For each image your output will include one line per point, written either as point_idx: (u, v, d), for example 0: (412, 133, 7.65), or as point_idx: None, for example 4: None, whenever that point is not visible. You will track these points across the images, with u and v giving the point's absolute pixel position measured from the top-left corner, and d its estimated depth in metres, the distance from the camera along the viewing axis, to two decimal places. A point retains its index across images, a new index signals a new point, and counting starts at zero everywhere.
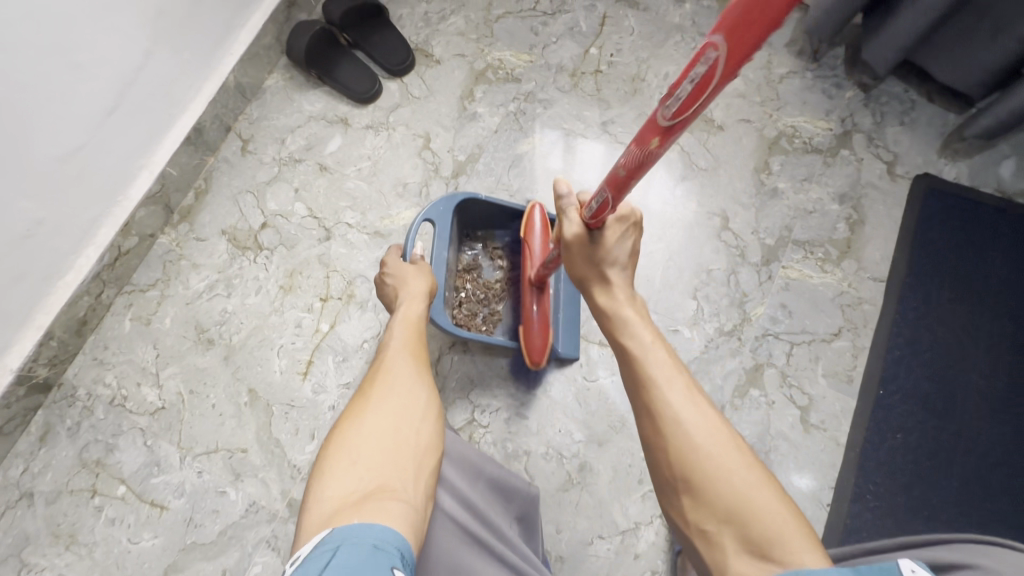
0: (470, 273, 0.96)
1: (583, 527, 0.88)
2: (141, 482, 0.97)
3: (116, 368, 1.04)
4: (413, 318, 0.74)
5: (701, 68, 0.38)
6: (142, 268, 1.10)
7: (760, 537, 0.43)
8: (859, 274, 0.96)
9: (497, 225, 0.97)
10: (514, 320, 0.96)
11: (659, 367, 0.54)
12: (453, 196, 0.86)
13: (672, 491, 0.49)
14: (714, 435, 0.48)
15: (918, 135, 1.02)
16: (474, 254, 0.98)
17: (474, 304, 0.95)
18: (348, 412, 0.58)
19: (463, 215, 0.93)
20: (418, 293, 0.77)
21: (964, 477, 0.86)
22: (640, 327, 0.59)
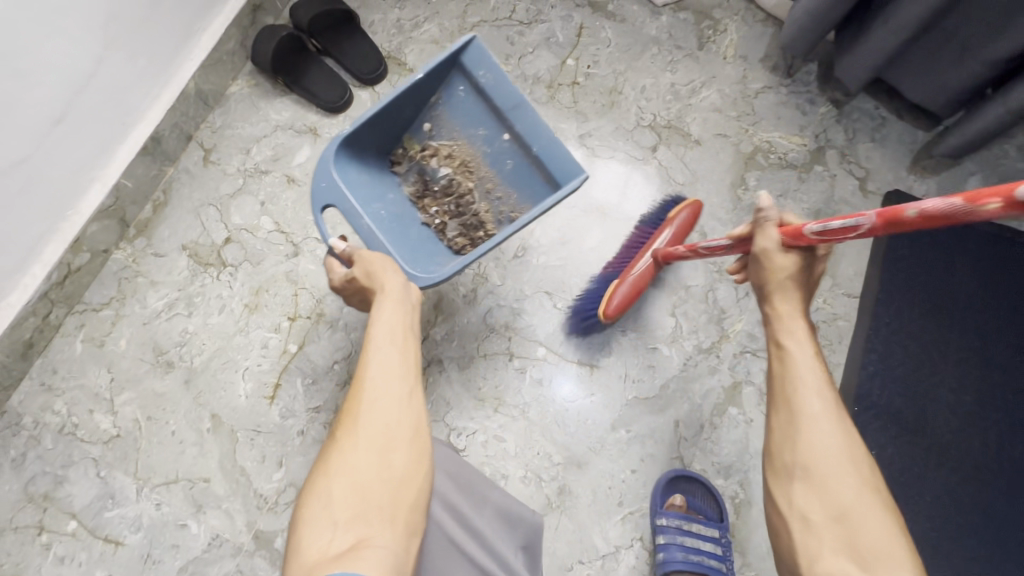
0: (424, 191, 0.94)
1: (563, 552, 0.86)
2: (94, 516, 0.91)
3: (66, 395, 0.97)
4: (405, 315, 0.65)
5: (1021, 208, 0.38)
6: (94, 285, 1.03)
7: (867, 546, 0.47)
8: (834, 290, 0.96)
9: (398, 123, 0.91)
10: (501, 197, 0.93)
11: (812, 377, 0.55)
12: (325, 167, 0.79)
13: (787, 474, 0.53)
14: (848, 451, 0.52)
15: (888, 152, 1.04)
16: (410, 170, 0.94)
17: (456, 219, 0.92)
18: (330, 447, 0.53)
19: (356, 162, 0.87)
20: (403, 293, 0.67)
21: (936, 491, 0.88)
22: (803, 337, 0.58)
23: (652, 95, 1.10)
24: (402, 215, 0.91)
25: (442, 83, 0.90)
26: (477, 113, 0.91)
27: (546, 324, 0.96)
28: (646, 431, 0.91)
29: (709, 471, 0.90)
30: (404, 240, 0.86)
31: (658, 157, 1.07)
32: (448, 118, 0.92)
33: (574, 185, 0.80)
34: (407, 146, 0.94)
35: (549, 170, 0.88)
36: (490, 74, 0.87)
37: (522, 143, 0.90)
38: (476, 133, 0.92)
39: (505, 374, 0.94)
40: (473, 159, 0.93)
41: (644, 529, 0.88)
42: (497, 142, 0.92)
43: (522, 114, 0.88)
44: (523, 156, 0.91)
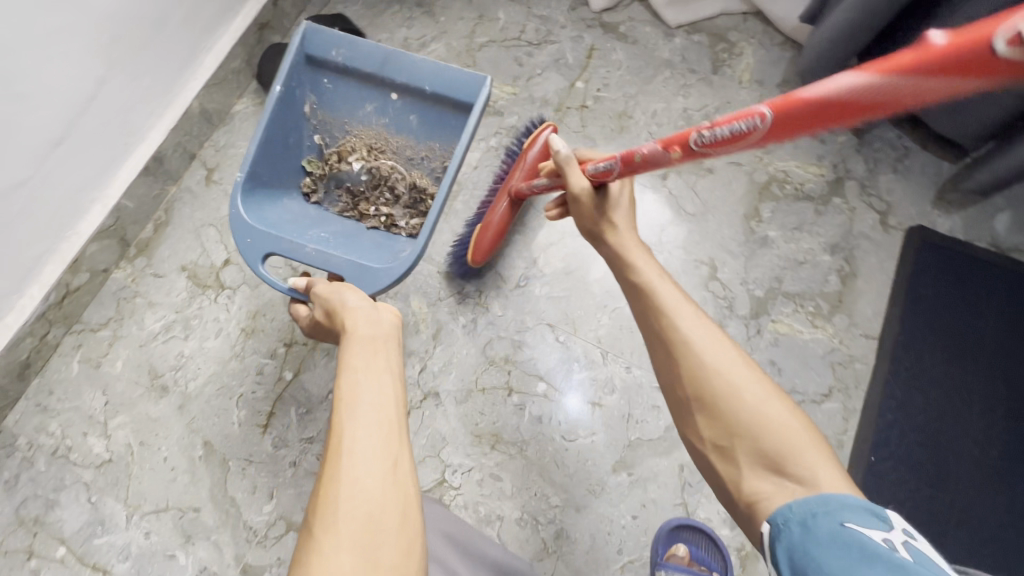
0: (353, 199, 0.90)
1: None
2: (83, 543, 0.90)
3: (61, 417, 0.96)
4: (382, 372, 0.59)
5: (743, 124, 0.45)
6: (93, 305, 1.03)
7: (774, 449, 0.49)
8: (851, 330, 0.92)
9: (292, 144, 0.87)
10: (427, 155, 0.90)
11: (671, 297, 0.60)
12: (240, 222, 0.76)
13: (686, 409, 0.55)
14: (726, 355, 0.55)
15: (912, 184, 0.99)
16: (329, 190, 0.90)
17: (402, 205, 0.90)
18: (307, 545, 0.46)
19: (270, 202, 0.84)
20: (375, 337, 0.63)
21: (958, 551, 0.82)
22: (647, 266, 0.65)
23: (663, 120, 1.07)
24: (347, 230, 0.88)
25: (302, 90, 0.86)
26: (345, 94, 0.88)
27: (547, 358, 0.93)
28: (649, 475, 0.87)
29: (714, 519, 0.86)
30: (358, 249, 0.84)
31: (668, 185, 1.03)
32: (330, 115, 0.89)
33: (482, 100, 0.79)
34: (311, 169, 0.90)
35: (454, 101, 0.84)
36: (339, 48, 0.84)
37: (414, 92, 0.86)
38: (365, 112, 0.89)
39: (503, 409, 0.91)
40: (382, 138, 0.90)
41: None
42: (389, 107, 0.89)
43: (395, 65, 0.84)
44: (421, 104, 0.87)
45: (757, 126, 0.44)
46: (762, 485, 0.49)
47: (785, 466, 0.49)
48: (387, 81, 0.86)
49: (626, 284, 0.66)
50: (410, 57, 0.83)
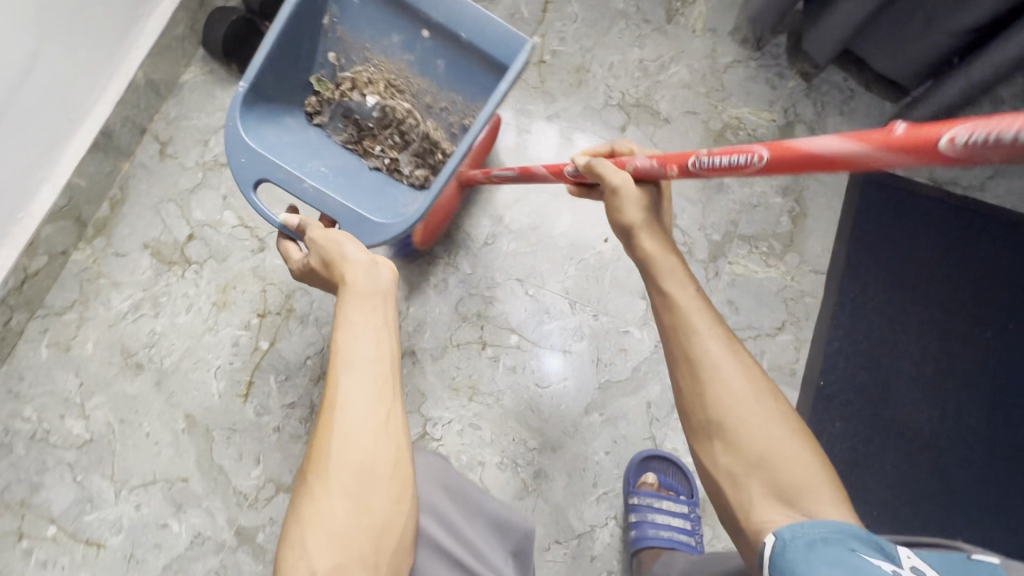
0: (359, 131, 0.89)
1: (540, 533, 0.88)
2: (73, 520, 0.92)
3: (35, 401, 0.96)
4: (380, 327, 0.60)
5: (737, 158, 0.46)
6: (55, 288, 1.01)
7: (790, 485, 0.47)
8: (802, 267, 0.97)
9: (305, 56, 0.84)
10: (446, 105, 0.87)
11: (699, 314, 0.55)
12: (236, 139, 0.74)
13: (702, 430, 0.52)
14: (749, 384, 0.52)
15: (857, 125, 1.04)
16: (334, 114, 0.89)
17: (405, 151, 0.89)
18: (303, 483, 0.51)
19: (270, 121, 0.82)
20: (373, 291, 0.63)
21: (897, 459, 0.91)
22: (681, 275, 0.57)
23: (620, 72, 1.08)
24: (347, 166, 0.87)
25: (328, 2, 0.82)
26: (376, 20, 0.83)
27: (518, 312, 0.96)
28: (619, 413, 0.93)
29: (679, 449, 0.92)
30: (354, 189, 0.83)
31: (627, 137, 1.05)
32: (352, 36, 0.85)
33: (519, 61, 0.72)
34: (320, 88, 0.87)
35: (487, 56, 0.79)
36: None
37: (446, 38, 0.81)
38: (391, 43, 0.85)
39: (478, 362, 0.94)
40: (403, 75, 0.87)
41: (617, 508, 0.90)
42: (418, 44, 0.83)
43: (432, 1, 0.78)
44: (451, 49, 0.82)
45: (754, 162, 0.45)
46: (771, 516, 0.47)
47: (794, 497, 0.47)
48: (420, 13, 0.80)
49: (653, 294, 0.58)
50: None
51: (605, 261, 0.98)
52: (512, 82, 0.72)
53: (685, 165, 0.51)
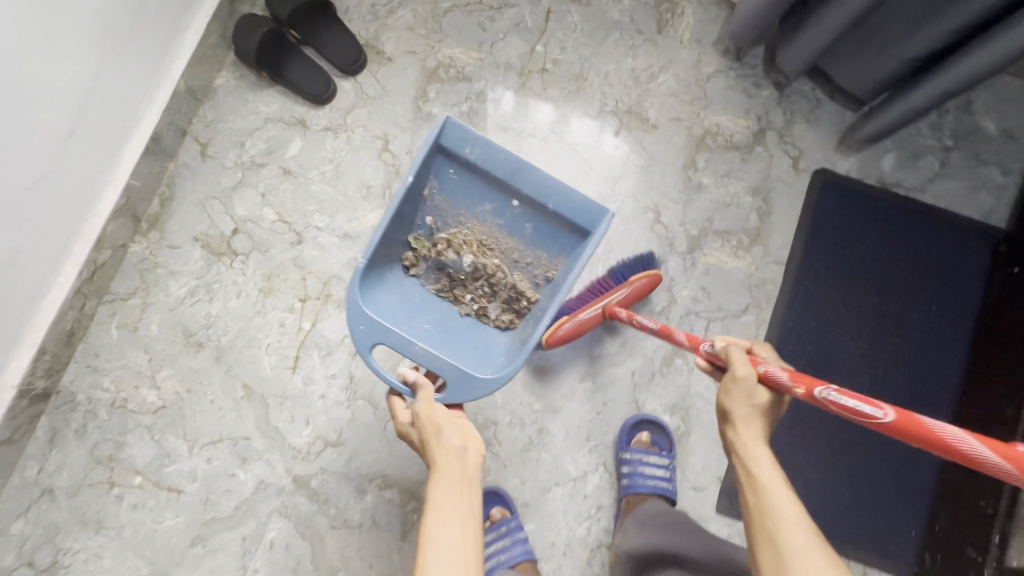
0: (451, 283, 1.04)
1: (543, 478, 1.08)
2: (156, 471, 1.10)
3: (111, 374, 1.13)
4: (467, 510, 0.74)
5: (860, 406, 0.55)
6: (119, 277, 1.15)
7: None
8: (765, 258, 1.15)
9: (408, 221, 1.00)
10: (531, 260, 1.04)
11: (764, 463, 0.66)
12: (355, 312, 0.85)
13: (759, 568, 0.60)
14: (803, 530, 0.59)
15: (820, 131, 1.18)
16: (428, 267, 1.04)
17: (495, 300, 1.04)
18: None
19: (378, 285, 0.96)
20: (463, 477, 0.77)
21: (834, 417, 1.12)
22: (752, 428, 0.68)
23: (614, 81, 1.20)
24: (442, 318, 1.02)
25: (431, 173, 0.99)
26: (472, 190, 1.01)
27: None
28: (608, 381, 1.11)
29: (658, 409, 1.10)
30: (452, 342, 0.97)
31: (620, 141, 1.18)
32: (448, 203, 1.03)
33: (602, 232, 0.91)
34: (417, 246, 1.03)
35: (570, 222, 0.98)
36: (475, 147, 0.95)
37: (533, 207, 1.00)
38: (483, 210, 1.03)
39: None
40: (492, 236, 1.04)
41: (606, 457, 1.09)
42: (507, 211, 1.02)
43: (525, 181, 0.96)
44: (538, 216, 1.01)
45: (879, 417, 0.53)
46: None
47: None
48: (512, 188, 0.99)
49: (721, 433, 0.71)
50: (541, 176, 0.95)
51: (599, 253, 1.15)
52: (592, 250, 0.90)
53: (812, 391, 0.60)
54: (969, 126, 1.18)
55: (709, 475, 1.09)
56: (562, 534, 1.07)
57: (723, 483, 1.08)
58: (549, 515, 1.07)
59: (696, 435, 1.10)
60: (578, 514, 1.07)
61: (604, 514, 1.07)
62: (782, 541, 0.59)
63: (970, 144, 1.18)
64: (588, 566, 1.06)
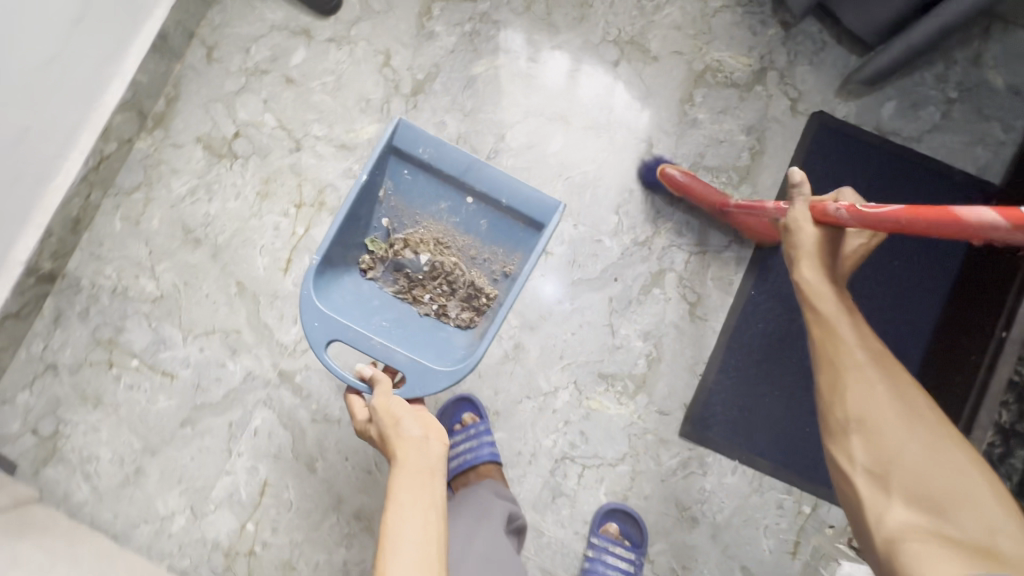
0: (409, 283, 1.04)
1: (515, 389, 1.13)
2: (152, 356, 1.17)
3: (114, 263, 1.19)
4: (428, 496, 0.77)
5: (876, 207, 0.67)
6: (124, 171, 1.20)
7: (942, 496, 0.63)
8: (753, 197, 1.15)
9: (363, 222, 1.01)
10: (488, 257, 1.04)
11: (845, 349, 0.75)
12: (310, 307, 0.89)
13: (842, 427, 0.72)
14: (908, 414, 0.70)
15: (823, 74, 1.17)
16: (385, 270, 1.04)
17: (455, 299, 1.04)
18: None
19: (332, 287, 0.97)
20: (424, 467, 0.80)
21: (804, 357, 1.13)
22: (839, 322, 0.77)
23: (619, 10, 1.19)
24: (401, 317, 1.02)
25: (385, 174, 1.01)
26: (427, 190, 1.03)
27: None
28: (586, 305, 1.14)
29: (631, 335, 1.14)
30: (410, 341, 0.98)
31: (619, 71, 1.18)
32: (403, 204, 1.03)
33: (554, 222, 0.94)
34: (372, 248, 1.03)
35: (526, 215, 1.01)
36: (427, 147, 0.99)
37: (487, 202, 1.02)
38: (438, 209, 1.04)
39: None
40: (448, 234, 1.04)
41: (577, 375, 1.13)
42: (463, 208, 1.03)
43: (477, 176, 1.00)
44: (493, 212, 1.03)
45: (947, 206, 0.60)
46: (899, 513, 0.64)
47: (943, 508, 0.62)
48: (466, 186, 1.01)
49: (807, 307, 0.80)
50: (491, 171, 0.99)
51: (588, 180, 1.17)
52: (546, 237, 0.92)
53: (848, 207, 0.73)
54: (975, 79, 1.16)
55: (675, 400, 1.12)
56: (529, 444, 1.12)
57: (687, 409, 1.12)
58: (518, 425, 1.12)
59: (666, 361, 1.13)
60: (546, 426, 1.12)
61: (571, 429, 1.12)
62: (861, 417, 0.71)
63: (974, 97, 1.16)
64: (551, 475, 1.12)
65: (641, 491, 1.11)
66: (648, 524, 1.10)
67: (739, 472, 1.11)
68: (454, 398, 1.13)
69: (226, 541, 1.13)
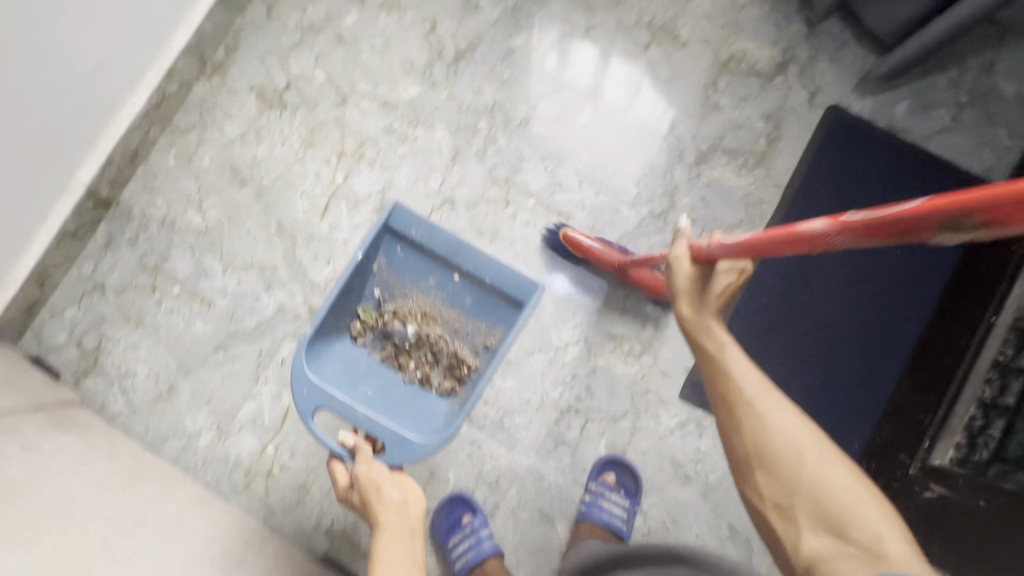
0: (396, 350, 1.11)
1: (529, 342, 1.20)
2: (192, 284, 1.25)
3: (164, 195, 1.28)
4: (413, 562, 0.84)
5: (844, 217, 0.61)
6: (181, 112, 1.29)
7: (841, 515, 0.63)
8: (766, 180, 1.22)
9: (356, 292, 1.07)
10: (471, 330, 1.11)
11: (737, 365, 0.75)
12: (300, 375, 0.92)
13: (749, 466, 0.70)
14: (788, 420, 0.70)
15: (842, 70, 1.24)
16: (374, 337, 1.11)
17: (438, 367, 1.10)
18: None
19: (324, 354, 1.03)
20: (406, 529, 0.87)
21: (804, 333, 1.20)
22: (731, 346, 0.77)
23: None
24: (387, 384, 1.09)
25: (379, 249, 1.08)
26: (417, 265, 1.10)
27: (537, 181, 1.24)
28: (601, 268, 1.21)
29: (642, 300, 1.20)
30: (393, 411, 1.05)
31: (649, 54, 1.26)
32: (395, 278, 1.11)
33: (535, 301, 0.99)
34: (365, 316, 1.10)
35: (510, 294, 1.06)
36: (419, 229, 1.06)
37: (473, 278, 1.08)
38: (427, 283, 1.11)
39: (501, 215, 1.23)
40: (435, 306, 1.12)
41: (587, 334, 1.20)
42: (450, 284, 1.11)
43: (463, 256, 1.06)
44: (477, 288, 1.09)
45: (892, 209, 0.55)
46: (818, 544, 0.63)
47: (843, 528, 0.62)
48: (453, 264, 1.08)
49: (694, 341, 0.80)
50: (477, 251, 1.05)
51: (612, 153, 1.24)
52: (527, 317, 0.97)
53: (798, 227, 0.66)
54: (987, 86, 1.23)
55: (678, 365, 1.19)
56: (537, 394, 1.19)
57: (689, 373, 1.19)
58: (528, 375, 1.19)
59: (672, 327, 1.20)
60: (554, 378, 1.19)
61: (578, 384, 1.19)
62: (765, 448, 0.69)
63: (984, 103, 1.22)
64: (556, 425, 1.18)
65: (639, 447, 1.17)
66: (644, 478, 1.16)
67: None
68: (448, 496, 1.16)
69: (247, 461, 1.21)
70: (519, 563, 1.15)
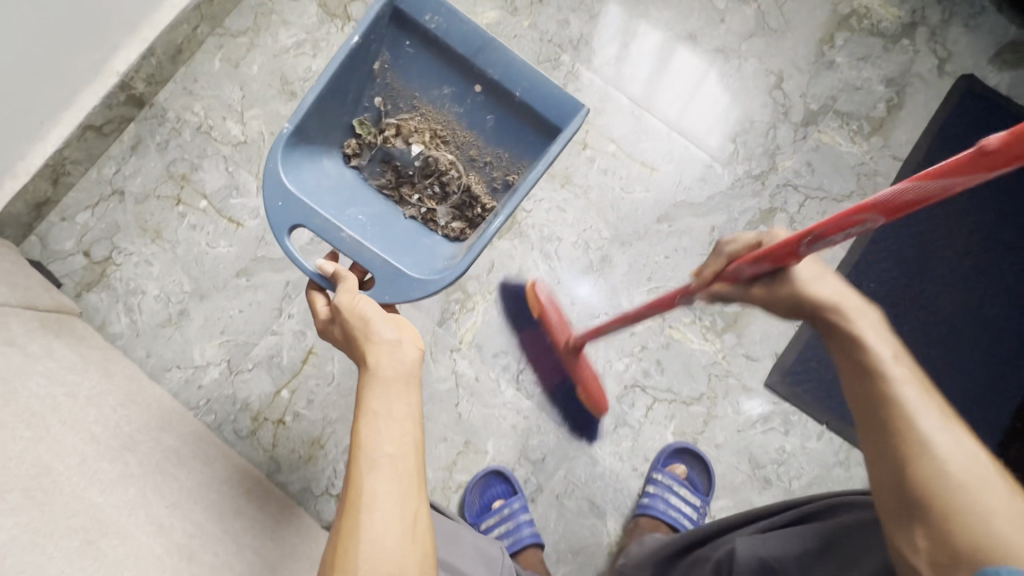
0: (397, 178, 0.92)
1: (596, 304, 1.04)
2: (222, 200, 1.12)
3: (204, 101, 1.15)
4: (410, 411, 0.55)
5: (854, 226, 0.52)
6: (234, 14, 1.17)
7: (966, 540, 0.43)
8: (882, 151, 1.07)
9: (350, 99, 0.87)
10: (490, 160, 0.92)
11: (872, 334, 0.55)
12: (276, 181, 0.73)
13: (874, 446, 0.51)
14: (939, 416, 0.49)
15: (977, 39, 1.10)
16: (371, 160, 0.91)
17: (446, 203, 0.92)
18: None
19: (308, 163, 0.83)
20: (403, 372, 0.58)
21: (912, 329, 1.04)
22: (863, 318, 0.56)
23: None
24: (380, 213, 0.89)
25: (385, 44, 0.87)
26: (431, 74, 0.90)
27: (621, 125, 1.10)
28: (685, 229, 1.06)
29: None
30: (388, 239, 0.85)
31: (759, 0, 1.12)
32: (399, 83, 0.91)
33: (575, 124, 0.81)
34: (360, 132, 0.90)
35: (540, 115, 0.87)
36: (436, 16, 0.85)
37: (496, 93, 0.89)
38: (439, 94, 0.91)
39: (577, 159, 1.08)
40: (447, 124, 0.92)
41: None
42: (467, 99, 0.91)
43: (487, 57, 0.86)
44: (502, 106, 0.90)
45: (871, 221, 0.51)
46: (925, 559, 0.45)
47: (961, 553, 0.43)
48: (475, 70, 0.88)
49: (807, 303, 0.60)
50: (507, 50, 0.85)
51: (708, 103, 1.10)
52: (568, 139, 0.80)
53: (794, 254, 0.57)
54: None
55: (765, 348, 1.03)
56: (599, 363, 1.02)
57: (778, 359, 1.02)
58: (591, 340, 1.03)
59: None
60: (620, 348, 1.03)
61: (647, 357, 1.02)
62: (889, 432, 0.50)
63: None
64: (617, 402, 1.01)
65: (713, 438, 1.00)
66: (716, 475, 0.99)
67: (825, 439, 1.00)
68: (485, 470, 0.99)
69: (257, 405, 1.06)
70: (558, 559, 0.97)
